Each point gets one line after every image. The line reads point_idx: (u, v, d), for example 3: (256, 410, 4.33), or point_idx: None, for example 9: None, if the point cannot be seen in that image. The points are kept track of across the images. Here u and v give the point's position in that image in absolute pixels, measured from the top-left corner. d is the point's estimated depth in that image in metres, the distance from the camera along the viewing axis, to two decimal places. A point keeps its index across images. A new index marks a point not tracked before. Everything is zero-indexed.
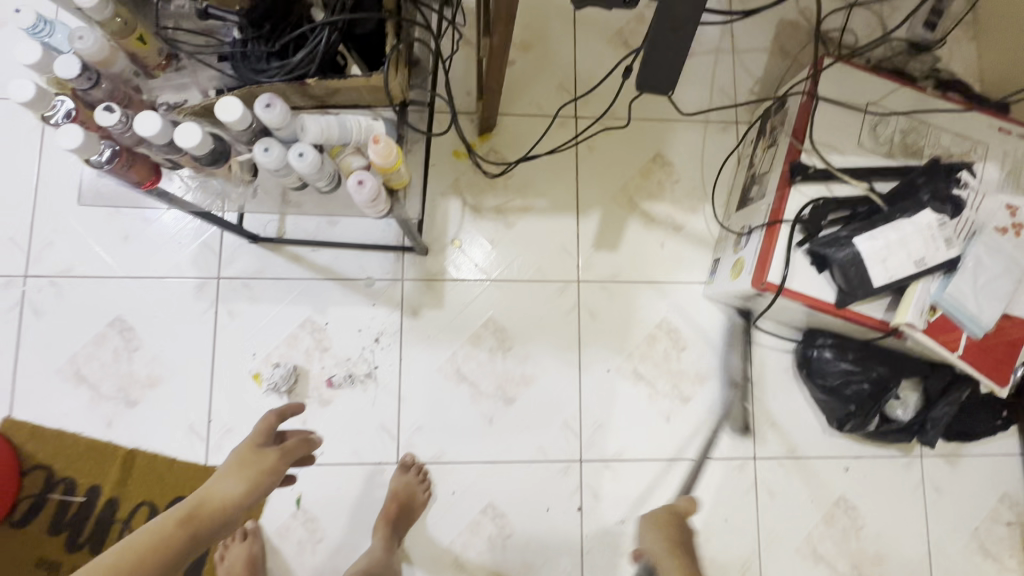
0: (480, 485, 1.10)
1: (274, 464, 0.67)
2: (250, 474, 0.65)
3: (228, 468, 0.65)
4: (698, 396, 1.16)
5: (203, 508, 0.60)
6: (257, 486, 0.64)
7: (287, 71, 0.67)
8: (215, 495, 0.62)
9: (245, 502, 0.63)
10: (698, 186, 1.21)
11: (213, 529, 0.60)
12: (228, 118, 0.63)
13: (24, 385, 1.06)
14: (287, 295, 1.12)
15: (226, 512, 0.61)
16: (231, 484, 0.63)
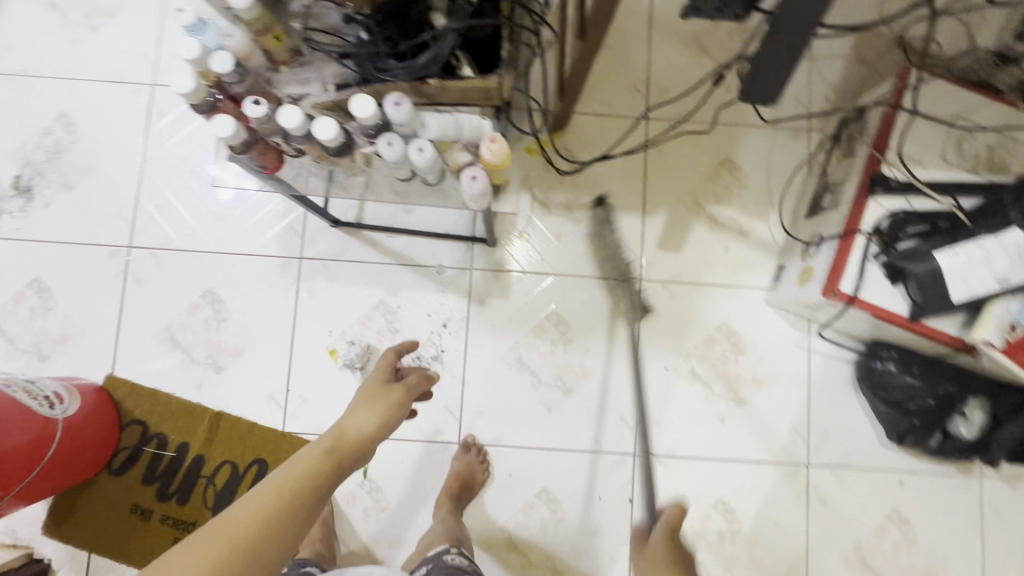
0: (535, 470, 1.15)
1: (399, 401, 0.72)
2: (380, 409, 0.70)
3: (360, 403, 0.70)
4: (755, 400, 1.17)
5: (344, 439, 0.65)
6: (387, 420, 0.70)
7: (410, 73, 0.70)
8: (352, 426, 0.67)
9: (379, 435, 0.69)
10: (767, 192, 1.22)
11: (355, 457, 0.65)
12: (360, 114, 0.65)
13: (124, 347, 1.16)
14: (362, 277, 1.19)
15: (364, 443, 0.67)
16: (366, 417, 0.68)
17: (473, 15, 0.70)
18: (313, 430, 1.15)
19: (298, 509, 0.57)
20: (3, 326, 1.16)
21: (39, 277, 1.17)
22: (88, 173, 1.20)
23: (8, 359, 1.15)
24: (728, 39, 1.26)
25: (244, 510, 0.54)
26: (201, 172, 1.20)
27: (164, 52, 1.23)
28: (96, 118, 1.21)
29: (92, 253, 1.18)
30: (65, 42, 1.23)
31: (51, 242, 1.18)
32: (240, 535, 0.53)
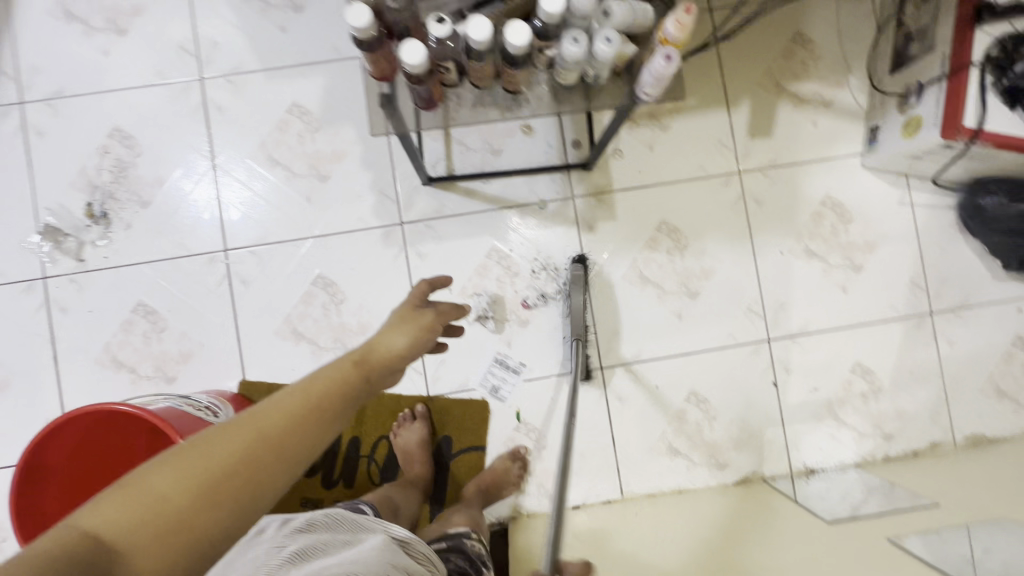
0: (680, 375, 1.17)
1: (433, 324, 0.60)
2: (411, 329, 0.58)
3: (389, 325, 0.58)
4: (870, 263, 1.20)
5: (375, 353, 0.54)
6: (421, 343, 0.58)
7: None
8: (383, 343, 0.55)
9: (411, 356, 0.57)
10: (842, 59, 1.21)
11: (389, 377, 0.54)
12: (553, 14, 0.59)
13: (251, 350, 1.14)
14: (467, 229, 1.17)
15: (396, 361, 0.55)
16: (399, 335, 0.57)
17: None
18: (458, 387, 1.15)
19: (308, 433, 0.45)
20: (119, 357, 1.13)
21: (142, 301, 1.14)
22: (162, 185, 1.15)
23: (135, 388, 1.13)
24: None
25: (266, 410, 0.44)
26: (278, 159, 1.16)
27: (203, 42, 1.17)
28: (153, 126, 1.16)
29: (190, 264, 1.14)
30: (96, 52, 1.16)
31: (144, 263, 1.14)
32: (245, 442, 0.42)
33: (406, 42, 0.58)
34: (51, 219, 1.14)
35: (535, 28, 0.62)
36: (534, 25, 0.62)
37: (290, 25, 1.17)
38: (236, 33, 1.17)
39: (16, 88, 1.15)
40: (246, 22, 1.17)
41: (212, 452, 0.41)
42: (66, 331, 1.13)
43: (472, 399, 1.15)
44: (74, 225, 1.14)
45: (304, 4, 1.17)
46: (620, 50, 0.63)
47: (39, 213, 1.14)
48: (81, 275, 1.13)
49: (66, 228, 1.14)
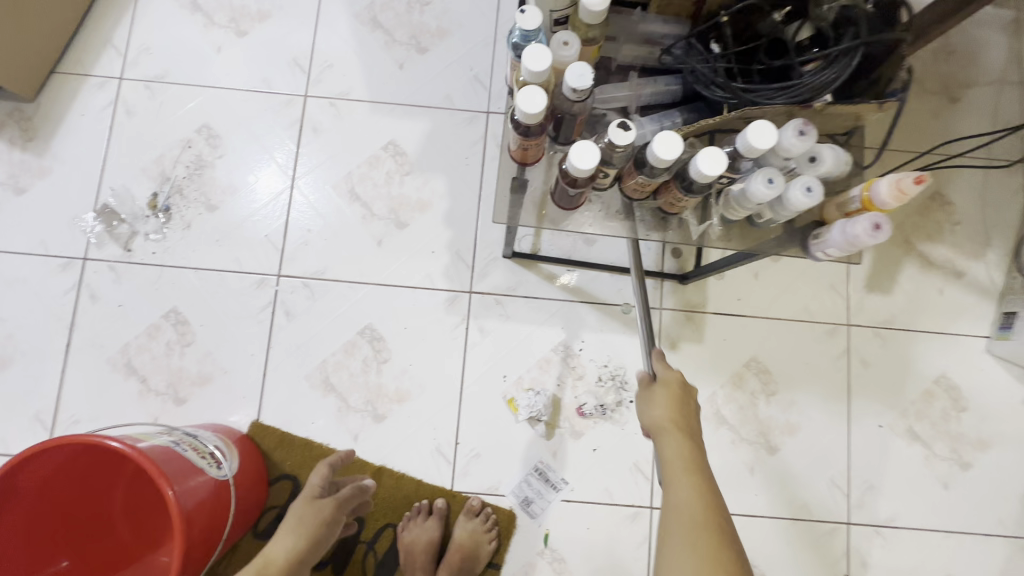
0: (739, 539, 1.01)
1: (328, 516, 0.78)
2: (307, 524, 0.76)
3: (285, 528, 0.77)
4: (980, 463, 1.04)
5: (272, 564, 0.72)
6: (317, 536, 0.76)
7: (787, 95, 0.55)
8: (277, 551, 0.74)
9: (305, 553, 0.75)
10: (983, 230, 1.09)
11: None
12: (757, 149, 0.51)
13: (274, 390, 1.03)
14: (539, 315, 1.06)
15: (295, 559, 0.73)
16: (291, 535, 0.75)
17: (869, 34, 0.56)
18: (487, 489, 1.01)
19: None
20: (134, 363, 1.03)
21: (176, 308, 1.04)
22: (234, 193, 1.08)
23: (141, 401, 1.02)
24: (930, 63, 1.13)
25: None
26: (359, 195, 1.08)
27: (317, 61, 1.12)
28: (242, 132, 1.10)
29: (237, 282, 1.05)
30: (210, 47, 1.12)
31: (192, 269, 1.05)
32: None
33: (580, 143, 0.50)
34: (111, 200, 1.07)
35: (726, 156, 0.53)
36: (724, 153, 0.54)
37: (409, 64, 1.12)
38: (353, 59, 1.12)
39: (120, 63, 1.11)
40: (366, 51, 1.13)
41: None
42: (90, 320, 1.04)
43: (499, 507, 1.00)
44: (133, 212, 1.07)
45: (429, 47, 1.13)
46: (817, 203, 0.53)
47: (101, 191, 1.07)
48: (123, 266, 1.05)
49: (124, 214, 1.06)
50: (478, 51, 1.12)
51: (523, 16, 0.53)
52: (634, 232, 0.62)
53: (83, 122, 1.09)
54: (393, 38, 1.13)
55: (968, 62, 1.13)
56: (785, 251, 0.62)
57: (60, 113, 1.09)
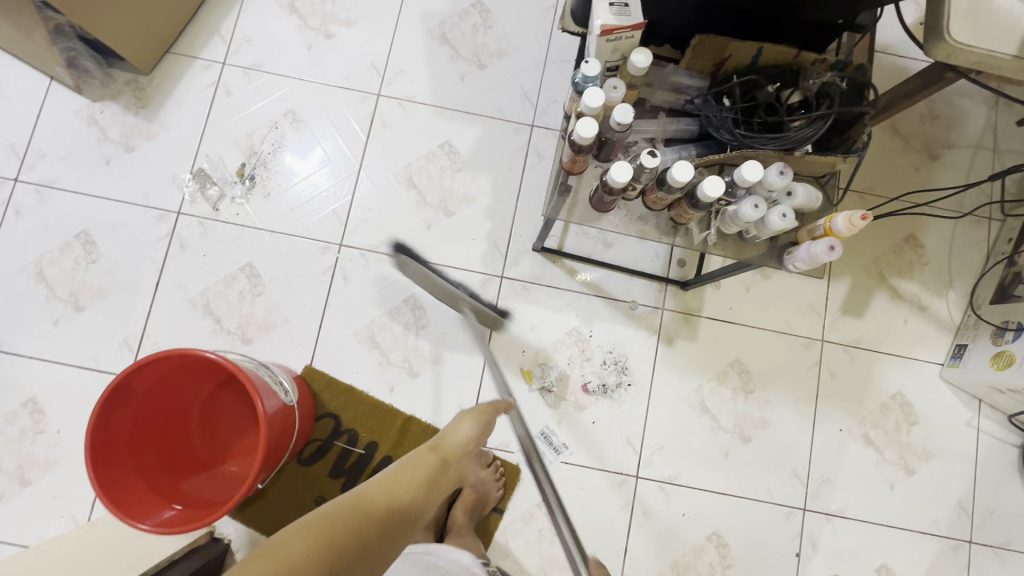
0: (710, 511, 1.18)
1: (485, 420, 0.94)
2: (474, 422, 0.93)
3: (458, 422, 0.94)
4: (923, 471, 1.20)
5: (448, 445, 0.89)
6: (482, 429, 0.93)
7: (778, 143, 0.72)
8: (456, 437, 0.91)
9: (473, 441, 0.92)
10: (948, 272, 1.26)
11: (459, 457, 0.89)
12: (748, 181, 0.69)
13: (327, 340, 1.20)
14: (558, 303, 1.23)
15: (463, 446, 0.90)
16: (460, 430, 0.92)
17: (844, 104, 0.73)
18: (499, 445, 1.18)
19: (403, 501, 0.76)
20: (211, 305, 1.21)
21: (251, 263, 1.22)
22: (297, 176, 1.26)
23: (214, 337, 1.20)
24: (917, 124, 1.31)
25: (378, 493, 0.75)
26: (415, 183, 1.26)
27: (391, 66, 1.31)
28: (322, 120, 1.28)
29: (305, 246, 1.23)
30: (302, 44, 1.31)
31: (267, 231, 1.23)
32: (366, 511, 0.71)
33: (619, 162, 0.68)
34: (206, 165, 1.25)
35: (725, 184, 0.71)
36: (724, 181, 0.72)
37: (469, 76, 1.31)
38: (422, 67, 1.31)
39: (224, 49, 1.30)
40: (433, 61, 1.31)
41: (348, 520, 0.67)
42: (177, 264, 1.22)
43: (508, 461, 1.17)
44: (224, 177, 1.25)
45: (488, 64, 1.31)
46: (790, 227, 0.71)
47: (197, 156, 1.25)
48: (210, 221, 1.23)
49: (215, 178, 1.25)
50: (529, 72, 1.31)
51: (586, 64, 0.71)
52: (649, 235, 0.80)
53: (189, 97, 1.28)
54: (458, 53, 1.31)
55: (949, 126, 1.31)
56: (764, 262, 0.80)
57: (170, 87, 1.28)
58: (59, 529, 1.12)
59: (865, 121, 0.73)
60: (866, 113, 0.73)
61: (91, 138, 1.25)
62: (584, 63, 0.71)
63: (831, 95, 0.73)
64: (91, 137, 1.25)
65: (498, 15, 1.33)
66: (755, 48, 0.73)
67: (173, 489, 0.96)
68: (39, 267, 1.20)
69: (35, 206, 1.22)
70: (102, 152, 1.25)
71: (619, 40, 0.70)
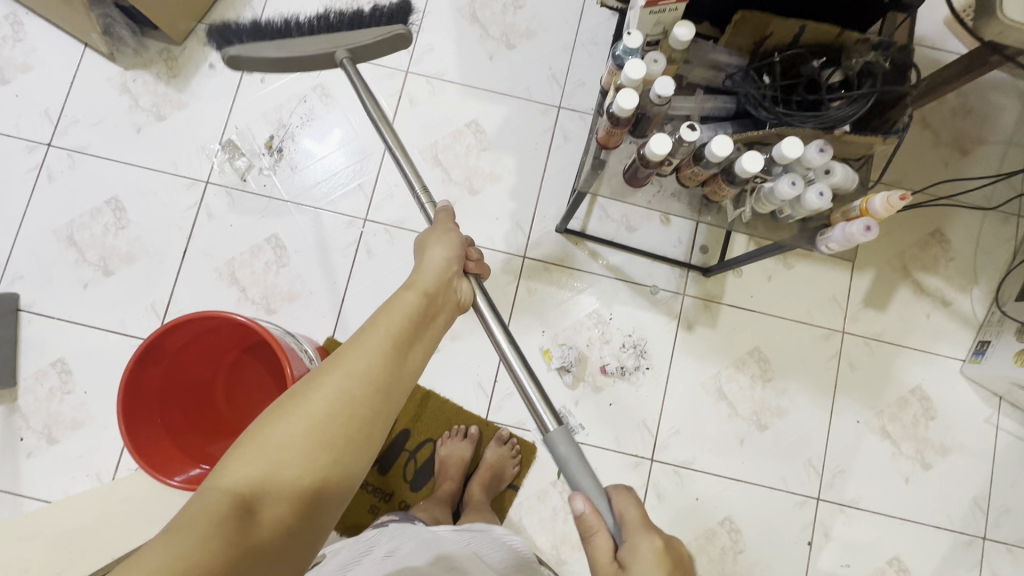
0: (723, 497, 1.18)
1: (455, 246, 0.75)
2: (444, 251, 0.73)
3: (426, 255, 0.72)
4: (939, 466, 1.20)
5: (423, 280, 0.69)
6: (453, 259, 0.73)
7: (818, 122, 0.72)
8: (427, 267, 0.71)
9: (448, 271, 0.72)
10: (973, 268, 1.25)
11: (443, 292, 0.70)
12: (787, 157, 0.69)
13: (349, 314, 1.22)
14: (579, 285, 1.23)
15: (441, 280, 0.70)
16: (431, 258, 0.72)
17: (886, 84, 0.73)
18: (516, 423, 1.19)
19: (377, 375, 0.58)
20: (237, 275, 1.22)
21: (277, 235, 1.24)
22: (313, 159, 1.27)
23: (239, 307, 1.21)
24: (949, 118, 1.29)
25: (345, 375, 0.56)
26: (441, 161, 1.27)
27: (419, 43, 1.31)
28: (350, 95, 1.29)
29: (330, 220, 1.24)
30: None
31: (293, 204, 1.25)
32: (338, 402, 0.55)
33: (659, 134, 0.68)
34: (235, 136, 1.26)
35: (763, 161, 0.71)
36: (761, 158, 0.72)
37: (498, 56, 1.31)
38: (451, 46, 1.31)
39: None
40: (463, 40, 1.31)
41: (314, 418, 0.53)
42: (204, 233, 1.23)
43: (524, 439, 1.18)
44: (252, 148, 1.26)
45: (517, 44, 1.31)
46: (826, 206, 0.71)
47: (226, 127, 1.26)
48: (238, 192, 1.24)
49: (244, 149, 1.26)
50: (558, 54, 1.30)
51: (628, 37, 0.71)
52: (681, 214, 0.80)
53: (219, 68, 1.29)
54: (487, 32, 1.31)
55: (981, 121, 1.29)
56: (796, 244, 0.80)
57: (201, 58, 1.29)
58: (85, 488, 1.14)
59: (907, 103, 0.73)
60: (909, 93, 0.72)
61: (123, 106, 1.26)
62: (626, 35, 0.71)
63: (874, 75, 0.73)
64: (123, 105, 1.26)
65: None
66: (798, 25, 0.72)
67: (196, 452, 0.98)
68: (70, 231, 1.22)
69: (67, 171, 1.24)
70: (134, 120, 1.26)
71: (663, 12, 0.70)
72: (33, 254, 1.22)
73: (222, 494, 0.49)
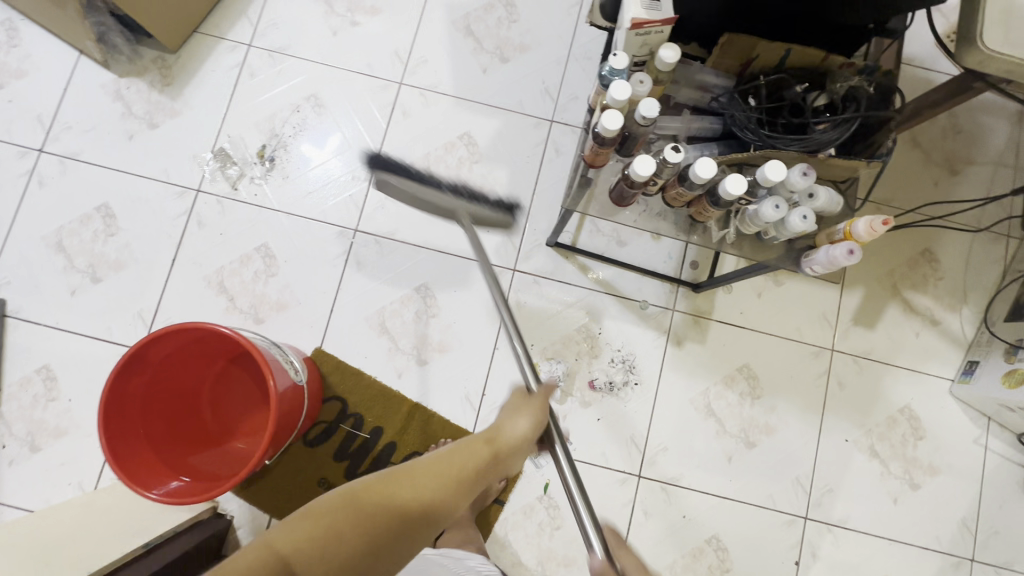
0: (710, 514, 1.17)
1: (543, 412, 0.73)
2: (533, 416, 0.71)
3: (513, 409, 0.73)
4: (928, 486, 1.20)
5: (504, 438, 0.69)
6: (540, 425, 0.71)
7: (802, 145, 0.72)
8: (515, 429, 0.70)
9: (531, 438, 0.70)
10: (962, 287, 1.26)
11: (514, 455, 0.69)
12: (770, 180, 0.69)
13: (337, 325, 1.21)
14: (569, 299, 1.23)
15: (518, 444, 0.69)
16: (521, 420, 0.71)
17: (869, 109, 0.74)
18: None
19: (428, 513, 0.59)
20: (225, 284, 1.22)
21: (267, 244, 1.23)
22: (312, 164, 1.27)
23: (226, 316, 1.21)
24: (938, 138, 1.30)
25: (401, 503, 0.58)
26: (432, 173, 1.27)
27: (414, 56, 1.31)
28: (344, 105, 1.29)
29: (320, 230, 1.24)
30: (327, 30, 1.32)
31: (284, 213, 1.25)
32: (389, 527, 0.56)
33: (642, 156, 0.68)
34: (227, 145, 1.27)
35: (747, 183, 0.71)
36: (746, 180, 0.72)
37: (491, 70, 1.31)
38: (445, 58, 1.31)
39: (250, 32, 1.31)
40: (456, 53, 1.32)
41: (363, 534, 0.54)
42: (194, 241, 1.23)
43: None
44: (244, 157, 1.26)
45: (511, 58, 1.31)
46: (809, 229, 0.71)
47: (218, 136, 1.27)
48: (229, 201, 1.24)
49: (236, 158, 1.26)
50: (551, 68, 1.31)
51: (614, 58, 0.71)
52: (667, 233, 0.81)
53: (213, 77, 1.29)
54: (481, 46, 1.32)
55: (971, 142, 1.30)
56: (781, 264, 0.80)
57: (195, 67, 1.29)
58: (67, 496, 1.13)
59: (890, 128, 0.73)
60: (892, 119, 0.73)
61: (116, 113, 1.26)
62: (612, 56, 0.71)
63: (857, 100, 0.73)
64: (115, 112, 1.26)
65: (523, 9, 1.33)
66: (783, 49, 0.73)
67: (180, 463, 0.97)
68: (59, 238, 1.22)
69: (58, 177, 1.24)
70: (126, 127, 1.26)
71: (649, 34, 0.70)
72: (21, 260, 1.21)
73: (274, 554, 0.51)
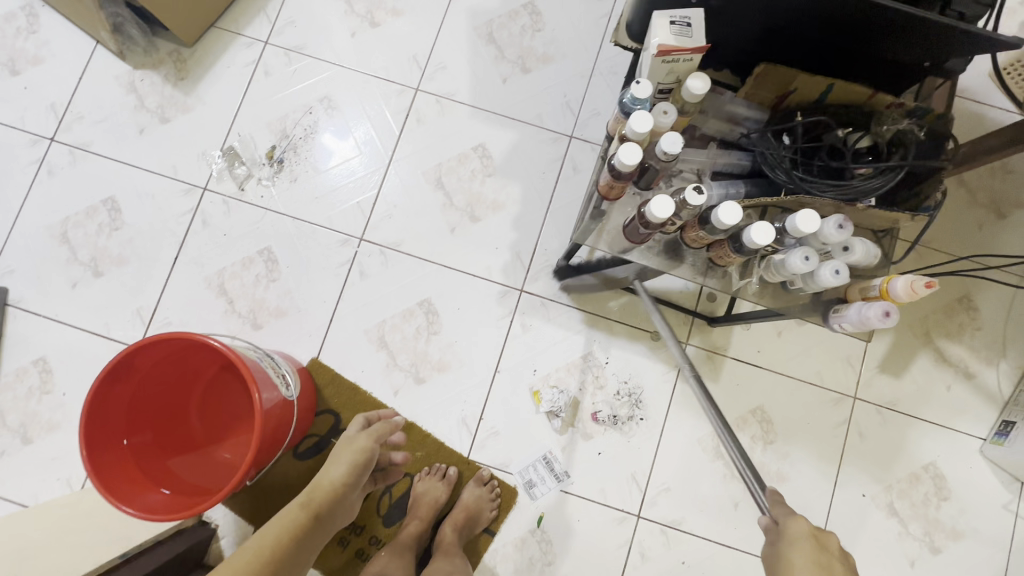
0: (712, 563, 1.11)
1: (364, 446, 0.87)
2: (350, 459, 0.85)
3: (331, 461, 0.85)
4: (950, 552, 1.11)
5: (321, 488, 0.81)
6: (358, 466, 0.84)
7: (838, 192, 0.67)
8: (329, 478, 0.83)
9: (351, 478, 0.84)
10: (1003, 340, 1.17)
11: (337, 500, 0.81)
12: (801, 231, 0.63)
13: (336, 335, 1.18)
14: (575, 325, 1.18)
15: (340, 490, 0.82)
16: (339, 467, 0.84)
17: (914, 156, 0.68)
18: (498, 464, 1.13)
19: None
20: (225, 286, 1.19)
21: (269, 248, 1.20)
22: (320, 167, 1.23)
23: (224, 320, 1.18)
24: (986, 178, 1.21)
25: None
26: (443, 184, 1.23)
27: (432, 61, 1.27)
28: (356, 108, 1.26)
29: (325, 237, 1.21)
30: (345, 31, 1.28)
31: (290, 217, 1.21)
32: None
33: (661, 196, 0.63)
34: (236, 144, 1.24)
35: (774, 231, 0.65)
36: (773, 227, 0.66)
37: (512, 79, 1.26)
38: (464, 65, 1.27)
39: (267, 29, 1.28)
40: (477, 60, 1.27)
41: None
42: (197, 240, 1.21)
43: (505, 482, 1.12)
44: (253, 158, 1.23)
45: (532, 69, 1.26)
46: (841, 284, 0.65)
47: (228, 135, 1.24)
48: (235, 202, 1.22)
49: (244, 158, 1.23)
50: (573, 82, 1.25)
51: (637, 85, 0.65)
52: (683, 274, 0.75)
53: (227, 74, 1.26)
54: (502, 54, 1.27)
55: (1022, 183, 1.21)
56: (807, 314, 0.74)
57: (210, 62, 1.26)
58: (55, 493, 1.12)
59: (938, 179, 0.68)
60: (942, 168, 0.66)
61: (128, 106, 1.24)
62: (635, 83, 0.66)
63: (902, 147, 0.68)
64: (128, 104, 1.25)
65: (548, 18, 1.28)
66: (825, 84, 0.67)
67: (161, 474, 0.94)
68: (64, 229, 1.21)
69: (67, 168, 1.23)
70: (137, 120, 1.24)
71: (677, 62, 0.64)
72: (25, 250, 1.20)
73: None
